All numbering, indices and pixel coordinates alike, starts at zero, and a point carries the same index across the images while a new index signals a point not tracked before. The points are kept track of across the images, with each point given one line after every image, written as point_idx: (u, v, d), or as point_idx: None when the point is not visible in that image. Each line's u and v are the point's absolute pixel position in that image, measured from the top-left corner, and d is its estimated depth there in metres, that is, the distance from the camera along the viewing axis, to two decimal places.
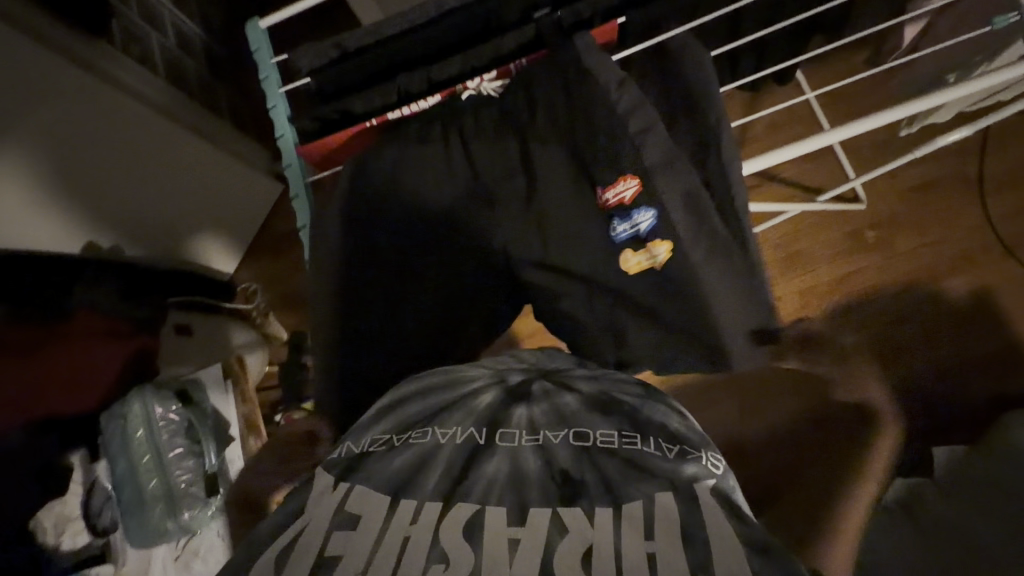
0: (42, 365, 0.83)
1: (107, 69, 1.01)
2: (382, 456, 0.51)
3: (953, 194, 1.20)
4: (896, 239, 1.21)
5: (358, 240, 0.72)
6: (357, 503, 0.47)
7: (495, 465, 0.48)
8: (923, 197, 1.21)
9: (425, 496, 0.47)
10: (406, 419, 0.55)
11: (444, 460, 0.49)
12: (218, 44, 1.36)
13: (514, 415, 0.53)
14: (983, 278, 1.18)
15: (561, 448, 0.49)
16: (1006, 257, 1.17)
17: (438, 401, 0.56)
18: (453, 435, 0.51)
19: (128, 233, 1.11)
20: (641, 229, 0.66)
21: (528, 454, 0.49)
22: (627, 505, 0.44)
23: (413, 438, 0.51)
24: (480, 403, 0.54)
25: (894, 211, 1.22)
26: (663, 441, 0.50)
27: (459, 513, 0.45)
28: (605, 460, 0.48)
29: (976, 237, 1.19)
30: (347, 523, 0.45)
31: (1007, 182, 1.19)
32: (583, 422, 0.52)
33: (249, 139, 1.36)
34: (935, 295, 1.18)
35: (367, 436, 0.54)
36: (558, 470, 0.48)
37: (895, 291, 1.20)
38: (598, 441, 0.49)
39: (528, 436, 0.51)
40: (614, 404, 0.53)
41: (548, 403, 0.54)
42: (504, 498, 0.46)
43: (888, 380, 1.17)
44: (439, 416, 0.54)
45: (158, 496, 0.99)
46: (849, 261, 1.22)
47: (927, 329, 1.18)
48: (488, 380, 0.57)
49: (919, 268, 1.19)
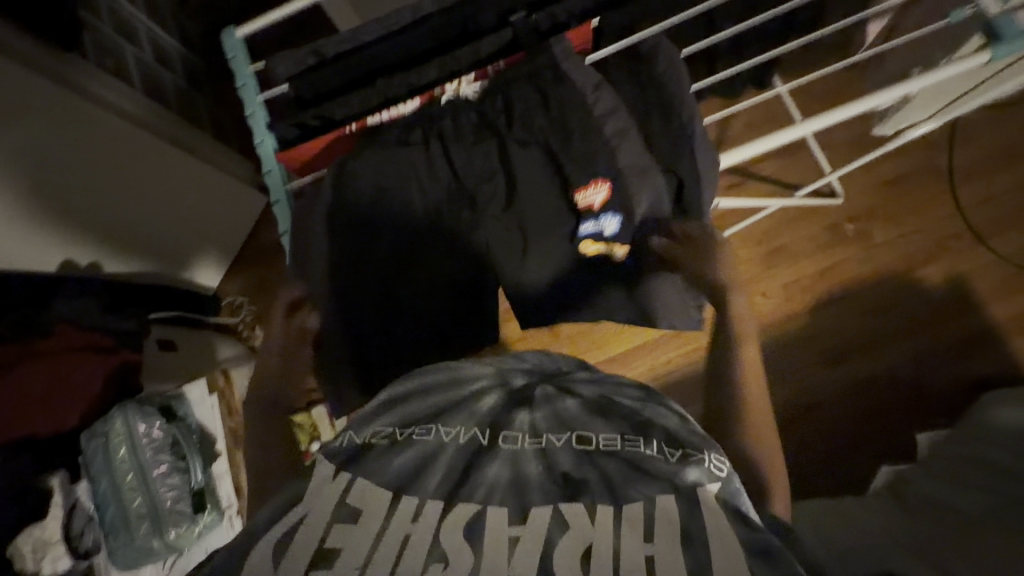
0: (20, 382, 0.83)
1: (82, 83, 0.99)
2: (384, 452, 0.49)
3: (924, 185, 1.23)
4: (872, 231, 1.24)
5: (349, 251, 0.72)
6: (358, 496, 0.46)
7: (499, 469, 0.47)
8: (896, 189, 1.24)
9: (427, 495, 0.46)
10: (409, 415, 0.53)
11: (444, 463, 0.48)
12: (194, 56, 1.34)
13: (516, 419, 0.52)
14: (956, 265, 1.21)
15: (563, 453, 0.48)
16: (977, 244, 1.21)
17: (442, 401, 0.54)
18: (457, 436, 0.50)
19: (111, 250, 1.09)
20: (606, 232, 0.69)
21: (530, 459, 0.48)
22: (630, 506, 0.44)
23: (416, 434, 0.50)
24: (483, 405, 0.53)
25: (870, 203, 1.25)
26: (667, 445, 0.48)
27: (461, 515, 0.44)
28: (605, 461, 0.47)
29: (946, 226, 1.22)
30: (348, 517, 0.45)
31: (975, 171, 1.22)
32: (585, 425, 0.51)
33: (229, 150, 1.34)
34: (912, 284, 1.21)
35: (370, 428, 0.52)
36: (558, 472, 0.47)
37: (873, 282, 1.22)
38: (599, 444, 0.49)
39: (531, 440, 0.49)
40: (618, 409, 0.52)
41: (550, 408, 0.52)
42: (506, 499, 0.45)
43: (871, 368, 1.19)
44: (443, 414, 0.52)
45: (144, 515, 0.95)
46: (829, 254, 1.24)
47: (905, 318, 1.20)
48: (491, 382, 0.56)
49: (895, 258, 1.22)
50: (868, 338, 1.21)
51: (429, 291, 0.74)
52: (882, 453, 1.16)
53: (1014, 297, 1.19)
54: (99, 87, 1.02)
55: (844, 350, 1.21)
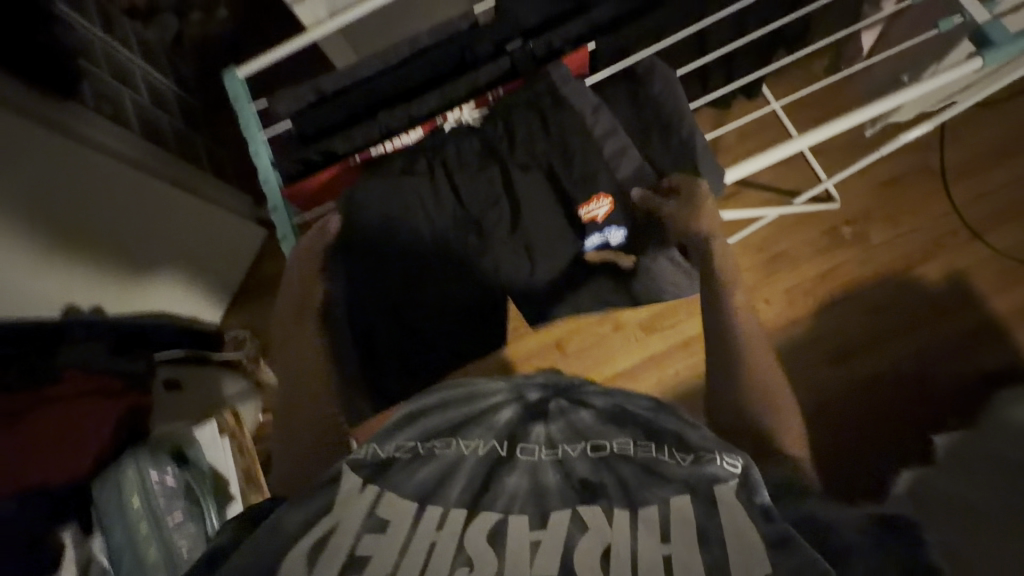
0: (33, 428, 0.83)
1: (81, 131, 0.99)
2: (408, 464, 0.51)
3: (918, 185, 1.25)
4: (870, 232, 1.25)
5: (360, 276, 0.73)
6: (386, 508, 0.47)
7: (518, 478, 0.49)
8: (891, 190, 1.26)
9: (450, 502, 0.48)
10: (431, 428, 0.56)
11: (467, 474, 0.50)
12: (190, 96, 1.36)
13: (533, 431, 0.54)
14: (957, 262, 1.22)
15: (579, 462, 0.50)
16: (976, 241, 1.22)
17: (461, 416, 0.57)
18: (476, 447, 0.52)
19: (109, 290, 1.08)
20: (611, 243, 0.70)
21: (548, 467, 0.50)
22: (645, 510, 0.46)
23: (438, 447, 0.53)
24: (500, 418, 0.56)
25: (866, 206, 1.26)
26: (676, 449, 0.51)
27: (485, 521, 0.46)
28: (620, 465, 0.49)
29: (944, 225, 1.23)
30: (378, 525, 0.46)
31: (969, 169, 1.24)
32: (600, 434, 0.53)
33: (228, 186, 1.35)
34: (914, 283, 1.22)
35: (393, 442, 0.54)
36: (576, 477, 0.49)
37: (876, 284, 1.23)
38: (613, 450, 0.51)
39: (547, 450, 0.52)
40: (628, 419, 0.55)
41: (564, 421, 0.55)
42: (527, 507, 0.47)
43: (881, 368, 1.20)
44: (463, 429, 0.55)
45: (159, 567, 0.88)
46: (829, 258, 1.25)
47: (911, 319, 1.21)
48: (506, 397, 0.59)
49: (896, 258, 1.23)
50: (876, 340, 1.21)
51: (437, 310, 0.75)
52: (896, 454, 1.15)
53: (1017, 289, 1.20)
54: (92, 130, 1.02)
55: (852, 351, 1.21)
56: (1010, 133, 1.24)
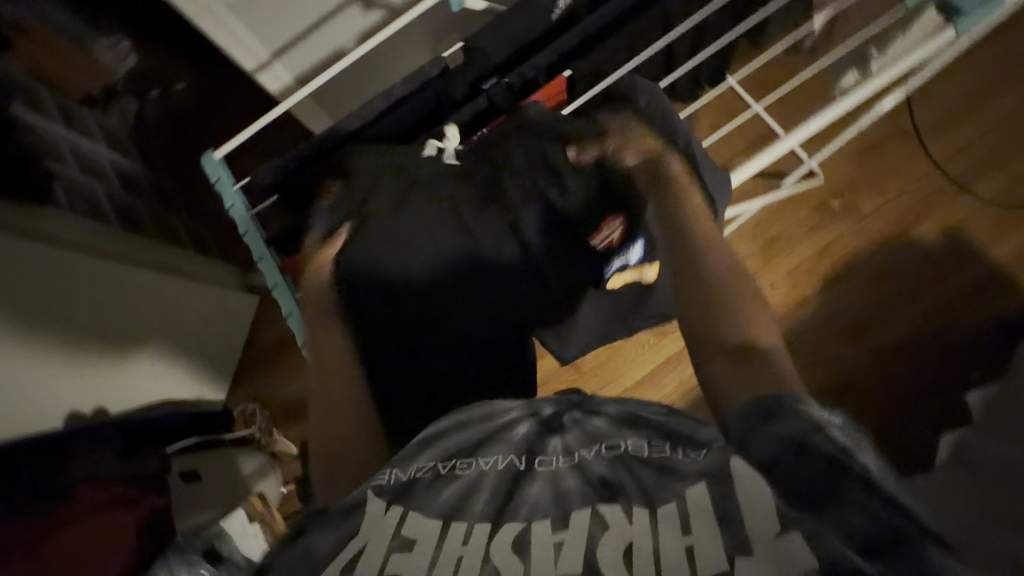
0: (60, 544, 0.79)
1: (52, 232, 0.95)
2: (431, 486, 0.48)
3: (895, 147, 1.27)
4: (858, 200, 1.26)
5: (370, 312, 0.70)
6: (411, 526, 0.46)
7: (539, 487, 0.47)
8: (871, 156, 1.27)
9: (475, 516, 0.46)
10: (449, 448, 0.52)
11: (486, 488, 0.48)
12: (165, 177, 1.34)
13: (549, 443, 0.50)
14: (948, 216, 1.23)
15: (596, 465, 0.47)
16: (962, 194, 1.23)
17: (479, 431, 0.53)
18: (495, 463, 0.49)
19: (108, 387, 1.05)
20: (632, 260, 0.69)
21: (566, 473, 0.47)
22: (663, 505, 0.43)
23: (458, 468, 0.49)
24: (516, 433, 0.52)
25: (850, 175, 1.27)
26: (690, 445, 0.47)
27: (505, 535, 0.44)
28: (639, 466, 0.46)
29: (927, 183, 1.24)
30: (404, 545, 0.45)
31: (941, 125, 1.26)
32: (614, 438, 0.50)
33: (216, 261, 1.33)
34: (910, 243, 1.23)
35: (412, 464, 0.51)
36: (595, 479, 0.46)
37: (873, 251, 1.23)
38: (628, 450, 0.48)
39: (565, 458, 0.49)
40: (649, 420, 0.51)
41: (580, 430, 0.51)
42: (548, 511, 0.45)
43: (895, 333, 1.20)
44: (480, 447, 0.51)
45: None
46: (822, 232, 1.26)
47: (916, 279, 1.21)
48: (521, 412, 0.54)
49: (888, 222, 1.24)
50: (884, 305, 1.21)
51: (453, 347, 0.70)
52: (924, 416, 1.15)
53: (1013, 234, 1.20)
54: (60, 230, 0.98)
55: (864, 321, 1.21)
56: (974, 86, 1.27)
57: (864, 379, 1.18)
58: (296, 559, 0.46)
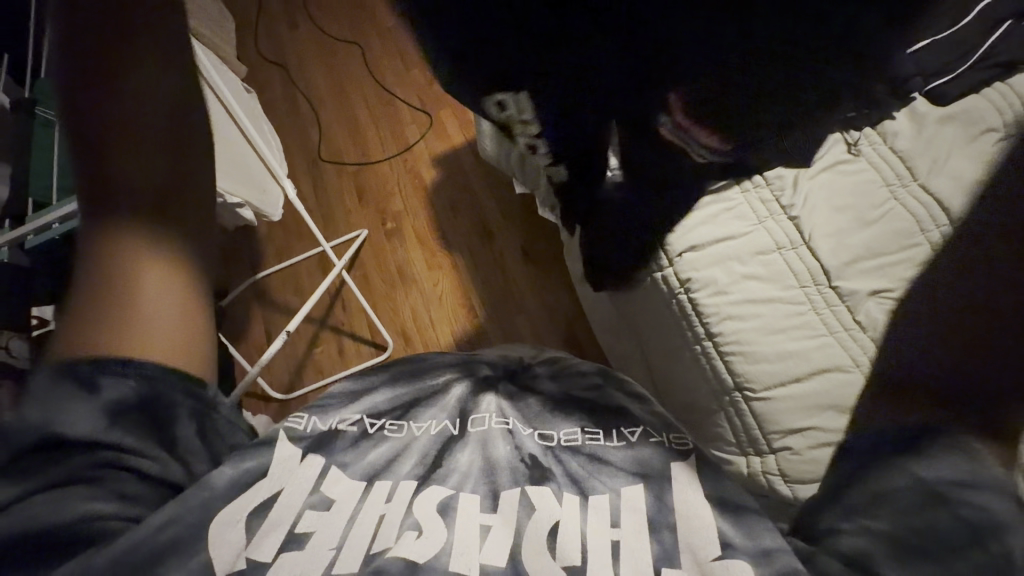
0: None
1: None
2: (355, 445, 0.47)
3: (372, 178, 1.39)
4: (395, 205, 1.35)
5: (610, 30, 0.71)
6: (333, 482, 0.44)
7: (470, 453, 0.47)
8: (356, 195, 1.37)
9: (399, 477, 0.44)
10: (379, 404, 0.51)
11: (417, 453, 0.46)
12: None
13: (484, 402, 0.52)
14: (432, 150, 1.40)
15: (529, 442, 0.48)
16: (410, 151, 1.41)
17: (415, 391, 0.53)
18: (428, 428, 0.49)
19: None
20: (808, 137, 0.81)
21: (498, 442, 0.48)
22: (594, 495, 0.44)
23: (388, 429, 0.48)
24: (450, 397, 0.52)
25: (370, 209, 1.36)
26: (622, 428, 0.50)
27: (431, 500, 0.42)
28: (569, 457, 0.47)
29: (395, 171, 1.39)
30: (321, 504, 0.42)
31: (358, 186, 1.38)
32: (547, 420, 0.51)
33: None
34: (430, 186, 1.36)
35: (334, 414, 0.50)
36: (527, 455, 0.47)
37: (431, 224, 1.33)
38: (561, 440, 0.49)
39: (498, 419, 0.50)
40: (577, 400, 0.54)
41: (515, 405, 0.52)
42: (479, 485, 0.44)
43: (519, 240, 1.29)
44: (413, 411, 0.51)
45: None
46: (404, 295, 1.26)
47: (486, 221, 1.32)
48: (456, 375, 0.55)
49: (410, 234, 1.32)
50: (479, 231, 1.31)
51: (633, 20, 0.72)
52: None
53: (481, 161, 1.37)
54: None
55: (492, 264, 1.28)
56: (306, 194, 1.39)
57: (551, 266, 1.26)
58: (203, 499, 0.40)
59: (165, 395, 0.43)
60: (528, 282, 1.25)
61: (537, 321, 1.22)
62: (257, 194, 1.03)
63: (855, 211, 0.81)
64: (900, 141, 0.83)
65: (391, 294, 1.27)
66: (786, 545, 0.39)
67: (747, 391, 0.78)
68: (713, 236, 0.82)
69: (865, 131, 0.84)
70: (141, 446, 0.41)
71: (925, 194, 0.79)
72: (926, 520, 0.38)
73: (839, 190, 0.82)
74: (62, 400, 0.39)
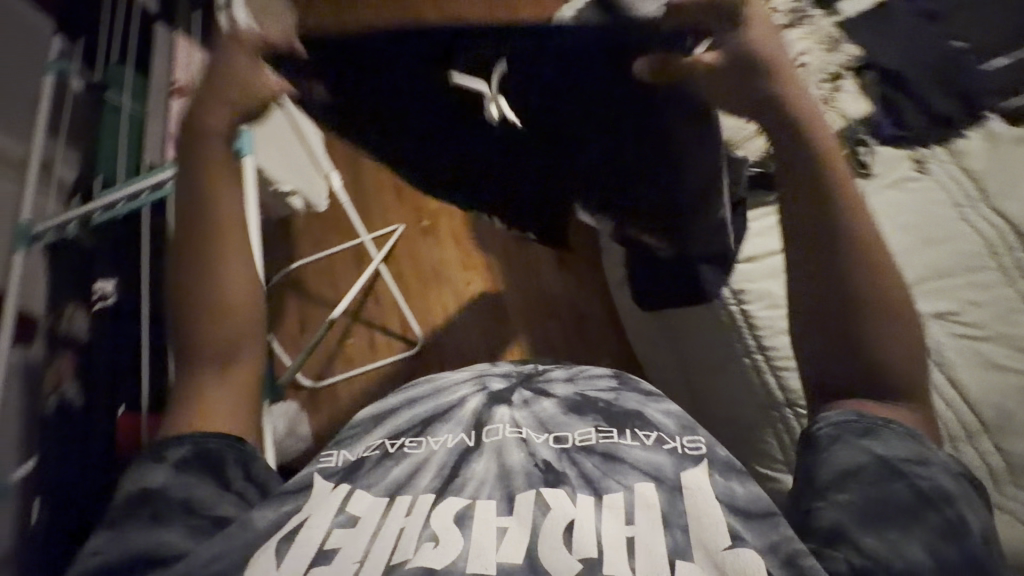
0: None
1: None
2: (378, 466, 0.48)
3: None
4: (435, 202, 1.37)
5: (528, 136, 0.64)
6: (357, 503, 0.45)
7: (486, 464, 0.47)
8: (395, 193, 1.39)
9: (418, 492, 0.45)
10: (397, 426, 0.53)
11: (435, 465, 0.47)
12: None
13: (498, 414, 0.52)
14: None
15: (542, 448, 0.48)
16: None
17: (430, 410, 0.54)
18: (445, 443, 0.50)
19: None
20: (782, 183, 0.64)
21: (512, 449, 0.48)
22: (609, 494, 0.44)
23: (406, 446, 0.50)
24: (467, 409, 0.53)
25: (408, 206, 1.37)
26: (637, 429, 0.49)
27: (449, 508, 0.43)
28: (584, 457, 0.47)
29: None
30: (347, 523, 0.43)
31: (396, 185, 1.40)
32: (562, 421, 0.51)
33: None
34: None
35: (360, 445, 0.51)
36: (540, 460, 0.47)
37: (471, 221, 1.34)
38: (576, 441, 0.48)
39: (512, 429, 0.50)
40: (592, 401, 0.53)
41: (529, 409, 0.52)
42: (495, 490, 0.44)
43: None
44: (430, 426, 0.52)
45: None
46: (438, 292, 1.28)
47: None
48: (471, 388, 0.56)
49: (450, 232, 1.33)
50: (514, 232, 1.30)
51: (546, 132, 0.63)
52: None
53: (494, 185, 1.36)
54: None
55: (529, 262, 1.28)
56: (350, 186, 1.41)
57: (589, 268, 1.26)
58: (241, 536, 0.42)
59: (216, 450, 0.49)
60: (566, 283, 1.25)
61: (575, 321, 1.22)
62: (305, 185, 1.05)
63: (916, 231, 0.77)
64: (973, 161, 0.79)
65: (427, 289, 1.29)
66: (801, 544, 0.40)
67: (800, 407, 0.75)
68: (769, 248, 0.78)
69: (934, 149, 0.81)
70: (200, 489, 0.47)
71: (996, 217, 0.76)
72: (886, 491, 0.44)
73: (901, 209, 0.78)
74: (145, 467, 0.48)
